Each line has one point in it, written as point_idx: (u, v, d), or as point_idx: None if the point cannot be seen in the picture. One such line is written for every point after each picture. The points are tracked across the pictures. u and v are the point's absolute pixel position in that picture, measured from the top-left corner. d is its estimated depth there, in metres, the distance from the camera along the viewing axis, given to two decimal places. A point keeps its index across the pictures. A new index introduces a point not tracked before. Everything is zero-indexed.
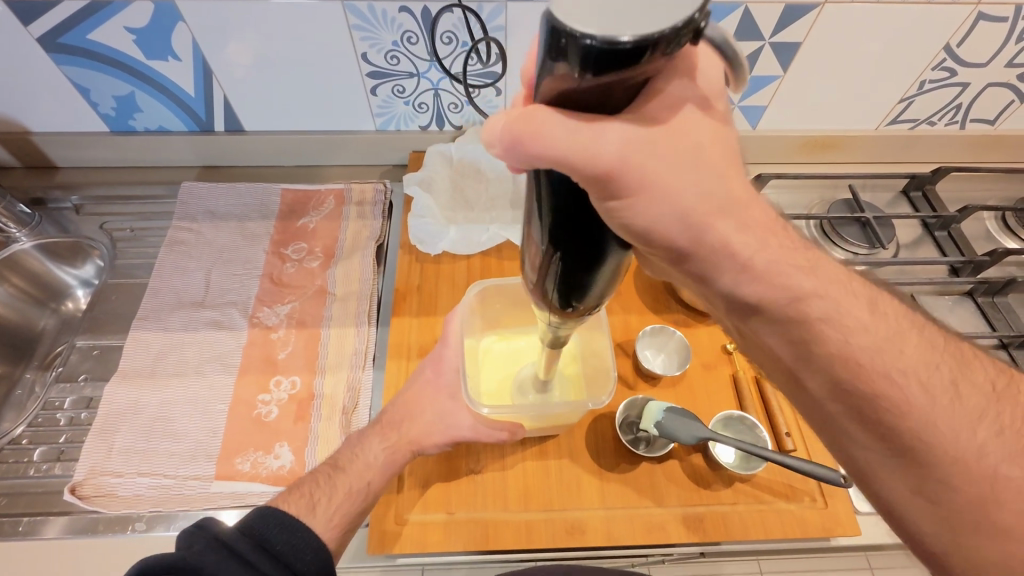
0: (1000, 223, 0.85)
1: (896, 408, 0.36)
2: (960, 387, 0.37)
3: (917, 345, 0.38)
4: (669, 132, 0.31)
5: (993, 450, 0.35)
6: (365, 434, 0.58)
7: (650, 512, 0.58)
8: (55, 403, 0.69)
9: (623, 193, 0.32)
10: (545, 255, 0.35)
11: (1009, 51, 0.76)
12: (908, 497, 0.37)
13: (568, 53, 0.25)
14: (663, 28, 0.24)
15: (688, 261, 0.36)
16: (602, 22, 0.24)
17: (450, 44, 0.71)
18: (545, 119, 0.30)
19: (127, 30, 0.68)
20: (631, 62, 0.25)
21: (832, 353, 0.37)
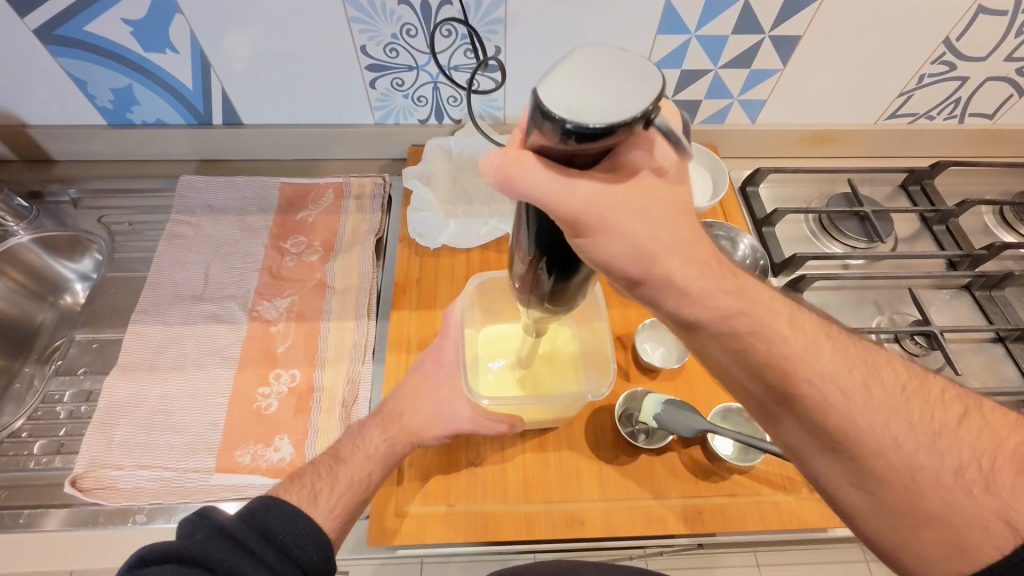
0: (997, 217, 0.86)
1: (815, 408, 0.37)
2: (871, 382, 0.37)
3: (825, 345, 0.38)
4: (634, 190, 0.34)
5: (909, 440, 0.35)
6: (366, 425, 0.58)
7: (649, 504, 0.58)
8: (55, 396, 0.69)
9: (589, 235, 0.34)
10: (531, 263, 0.39)
11: (1008, 45, 0.76)
12: (845, 493, 0.37)
13: (549, 127, 0.29)
14: (628, 116, 0.27)
15: (638, 289, 0.37)
16: (579, 106, 0.28)
17: (449, 38, 0.71)
18: (532, 168, 0.32)
19: (124, 22, 0.68)
20: (601, 140, 0.29)
21: (769, 364, 0.37)
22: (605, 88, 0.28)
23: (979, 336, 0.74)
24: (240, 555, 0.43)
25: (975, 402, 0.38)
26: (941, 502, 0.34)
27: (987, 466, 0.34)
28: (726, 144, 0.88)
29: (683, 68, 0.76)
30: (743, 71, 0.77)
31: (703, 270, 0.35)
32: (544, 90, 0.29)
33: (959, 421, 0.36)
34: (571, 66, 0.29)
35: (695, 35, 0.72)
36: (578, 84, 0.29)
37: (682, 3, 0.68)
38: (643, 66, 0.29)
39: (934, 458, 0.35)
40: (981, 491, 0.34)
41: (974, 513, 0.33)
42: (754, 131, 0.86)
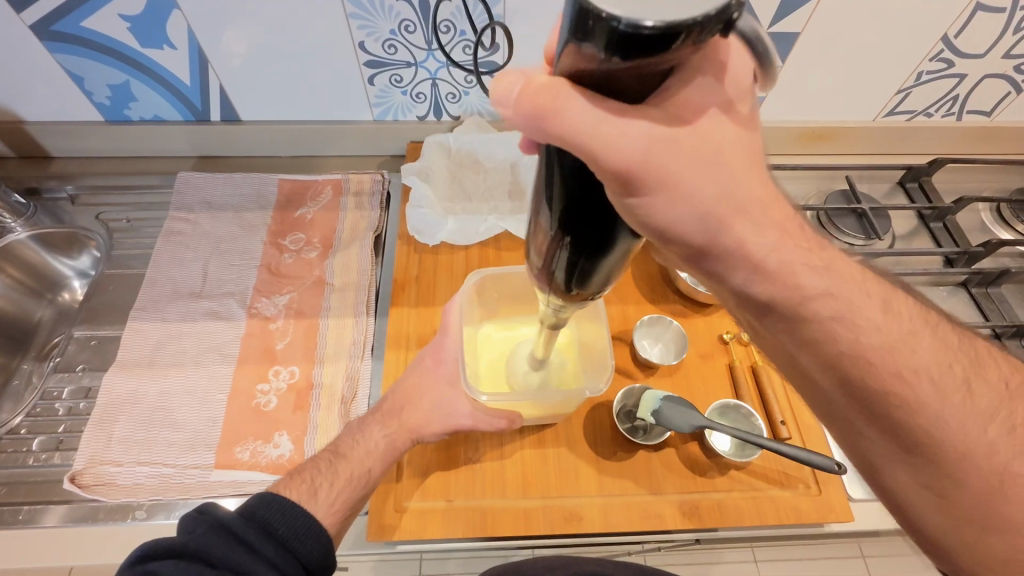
0: (994, 214, 0.86)
1: (910, 407, 0.37)
2: (971, 383, 0.38)
3: (928, 341, 0.38)
4: (690, 129, 0.32)
5: (1004, 447, 0.36)
6: (365, 422, 0.58)
7: (646, 499, 0.59)
8: (53, 393, 0.69)
9: (642, 184, 0.32)
10: (553, 241, 0.36)
11: (1006, 42, 0.76)
12: (917, 489, 0.38)
13: (596, 34, 0.25)
14: (695, 14, 0.23)
15: (702, 259, 0.37)
16: (633, 3, 0.24)
17: (448, 33, 0.71)
18: (569, 98, 0.29)
19: (121, 18, 0.68)
20: (657, 50, 0.25)
21: (845, 349, 0.37)
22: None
23: (976, 333, 0.74)
24: (241, 550, 0.44)
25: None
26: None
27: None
28: None
29: None
30: None
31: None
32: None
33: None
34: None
35: None
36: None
37: None
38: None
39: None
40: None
41: None
42: None
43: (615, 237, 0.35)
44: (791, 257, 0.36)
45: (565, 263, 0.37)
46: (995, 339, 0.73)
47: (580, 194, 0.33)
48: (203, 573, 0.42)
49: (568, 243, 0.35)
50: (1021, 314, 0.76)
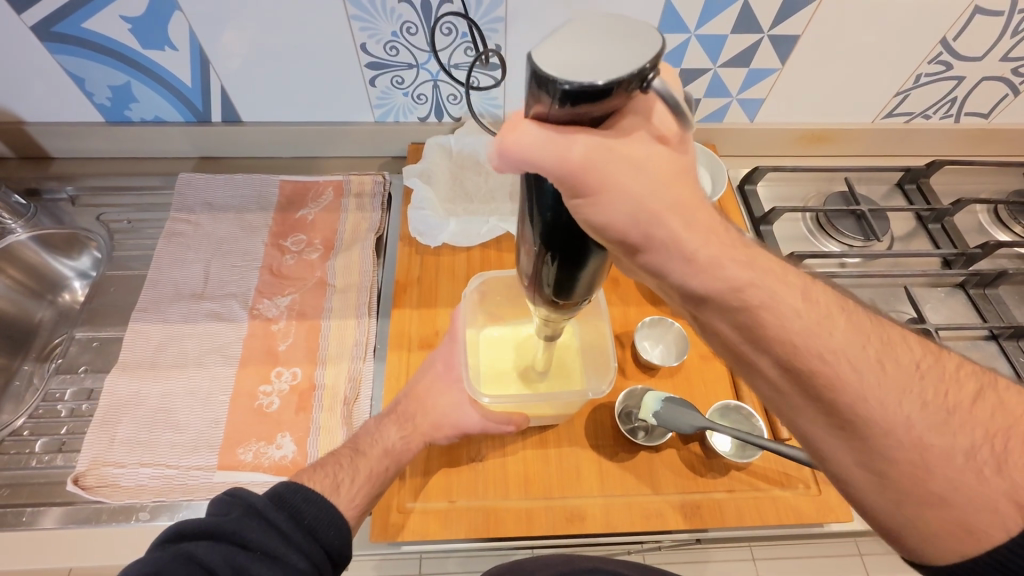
0: (992, 215, 0.87)
1: (827, 386, 0.35)
2: (886, 360, 0.36)
3: (840, 320, 0.37)
4: (632, 145, 0.34)
5: (923, 422, 0.34)
6: (382, 421, 0.59)
7: (647, 499, 0.59)
8: (55, 394, 0.69)
9: (585, 191, 0.34)
10: (535, 253, 0.40)
11: (1004, 45, 0.76)
12: (854, 473, 0.36)
13: (547, 92, 0.30)
14: (626, 72, 0.28)
15: (639, 256, 0.37)
16: (573, 68, 0.29)
17: (450, 36, 0.71)
18: (524, 128, 0.33)
19: (122, 19, 0.68)
20: (599, 100, 0.30)
21: (802, 358, 0.36)
22: (598, 50, 0.29)
23: (974, 333, 0.75)
24: (273, 534, 0.46)
25: (989, 379, 0.37)
26: (950, 483, 0.33)
27: (998, 447, 0.34)
28: (724, 143, 0.88)
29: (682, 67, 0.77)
30: (741, 70, 0.78)
31: (713, 271, 0.36)
32: (539, 57, 0.30)
33: (973, 400, 0.35)
34: (565, 35, 0.31)
35: (695, 34, 0.72)
36: (572, 50, 0.30)
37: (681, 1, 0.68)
38: (635, 28, 0.30)
39: (947, 437, 0.34)
40: (993, 472, 0.33)
41: (982, 493, 0.33)
42: (752, 130, 0.86)
43: (592, 252, 0.38)
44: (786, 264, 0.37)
45: (549, 275, 0.40)
46: (992, 341, 0.74)
47: (559, 214, 0.36)
48: (239, 555, 0.43)
49: (549, 256, 0.39)
50: (1017, 315, 0.77)
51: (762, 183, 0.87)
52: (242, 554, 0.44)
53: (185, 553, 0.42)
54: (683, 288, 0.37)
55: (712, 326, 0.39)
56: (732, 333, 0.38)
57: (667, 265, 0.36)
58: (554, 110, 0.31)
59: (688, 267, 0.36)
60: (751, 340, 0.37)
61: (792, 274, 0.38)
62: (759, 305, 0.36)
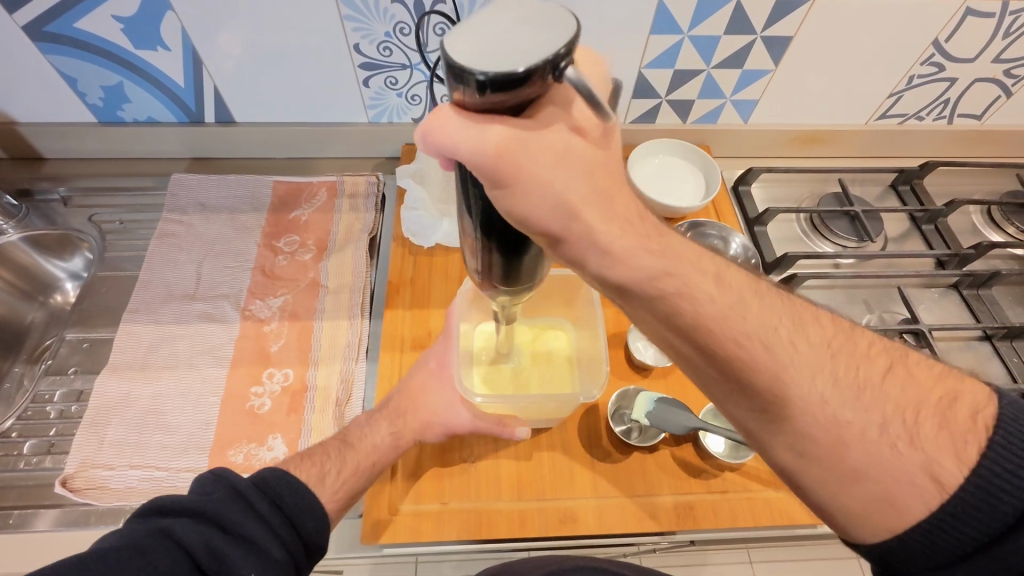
0: (985, 217, 0.87)
1: (745, 368, 0.35)
2: (797, 339, 0.36)
3: (753, 301, 0.37)
4: (551, 136, 0.34)
5: (835, 398, 0.34)
6: (373, 417, 0.58)
7: (641, 501, 0.59)
8: (45, 396, 0.69)
9: (505, 182, 0.34)
10: (477, 250, 0.40)
11: (996, 46, 0.77)
12: (780, 456, 0.36)
13: (462, 81, 0.29)
14: (540, 60, 0.28)
15: (559, 247, 0.37)
16: (487, 59, 0.29)
17: (443, 36, 0.71)
18: (445, 117, 0.33)
19: (115, 19, 0.68)
20: (514, 90, 0.29)
21: (718, 341, 0.36)
22: (513, 39, 0.29)
23: (968, 334, 0.75)
24: (256, 520, 0.45)
25: (900, 354, 0.37)
26: (868, 459, 0.33)
27: (911, 420, 0.34)
28: (719, 144, 0.88)
29: (674, 67, 0.77)
30: (734, 71, 0.78)
31: (630, 263, 0.36)
32: (453, 48, 0.29)
33: (884, 374, 0.35)
34: (482, 25, 0.30)
35: (687, 34, 0.73)
36: (486, 40, 0.29)
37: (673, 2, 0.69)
38: (548, 16, 0.30)
39: (860, 413, 0.34)
40: (906, 445, 0.33)
41: (897, 466, 0.33)
42: (747, 131, 0.86)
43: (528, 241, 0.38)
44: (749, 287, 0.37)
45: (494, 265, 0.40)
46: (985, 341, 0.74)
47: (488, 207, 0.36)
48: (218, 538, 0.42)
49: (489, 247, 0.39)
50: (1011, 316, 0.77)
51: (755, 184, 0.87)
52: (221, 537, 0.42)
53: (164, 529, 0.41)
54: (602, 279, 0.37)
55: (637, 315, 0.39)
56: (655, 321, 0.38)
57: (584, 254, 0.36)
58: (471, 100, 0.31)
59: (603, 258, 0.36)
60: (673, 327, 0.37)
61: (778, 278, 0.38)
62: (675, 294, 0.36)
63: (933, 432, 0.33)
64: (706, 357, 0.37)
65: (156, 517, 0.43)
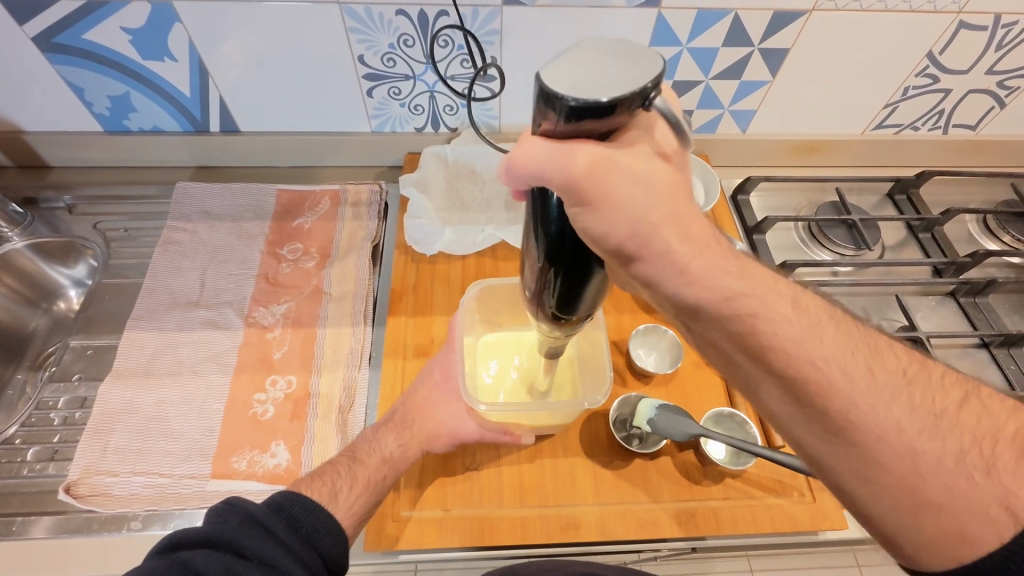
0: (981, 225, 0.88)
1: (821, 391, 0.35)
2: (874, 365, 0.36)
3: (829, 327, 0.37)
4: (634, 156, 0.35)
5: (912, 425, 0.34)
6: (378, 429, 0.59)
7: (643, 508, 0.59)
8: (49, 402, 0.69)
9: (588, 201, 0.35)
10: (539, 271, 0.40)
11: (988, 59, 0.78)
12: (850, 480, 0.36)
13: (555, 108, 0.31)
14: (630, 90, 0.30)
15: (634, 266, 0.37)
16: (580, 86, 0.30)
17: (447, 48, 0.72)
18: (532, 144, 0.34)
19: (123, 30, 0.69)
20: (607, 115, 0.30)
21: (792, 363, 0.36)
22: (605, 70, 0.30)
23: (965, 342, 0.75)
24: (271, 542, 0.45)
25: (973, 386, 0.37)
26: (943, 489, 0.33)
27: (987, 451, 0.34)
28: (718, 153, 0.89)
29: (674, 79, 0.78)
30: (733, 82, 0.79)
31: (707, 284, 0.36)
32: (547, 74, 0.30)
33: (960, 405, 0.35)
34: (573, 55, 0.31)
35: (687, 47, 0.74)
36: (580, 68, 0.31)
37: (673, 15, 0.70)
38: (639, 50, 0.31)
39: (937, 442, 0.34)
40: (982, 476, 0.33)
41: (974, 499, 0.32)
42: (745, 141, 0.88)
43: (595, 266, 0.39)
44: (775, 299, 0.37)
45: (554, 290, 0.40)
46: (983, 349, 0.75)
47: (558, 225, 0.37)
48: (236, 563, 0.43)
49: (553, 272, 0.39)
50: (1007, 323, 0.78)
51: (753, 195, 0.88)
52: (239, 562, 0.43)
53: (183, 563, 0.41)
54: (678, 300, 0.37)
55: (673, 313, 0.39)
56: (719, 337, 0.38)
57: (659, 274, 0.37)
58: (560, 126, 0.32)
59: (679, 278, 0.36)
60: (733, 339, 0.37)
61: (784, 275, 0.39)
62: (752, 314, 0.36)
63: (1009, 464, 0.33)
64: (778, 379, 0.37)
65: (176, 551, 0.43)
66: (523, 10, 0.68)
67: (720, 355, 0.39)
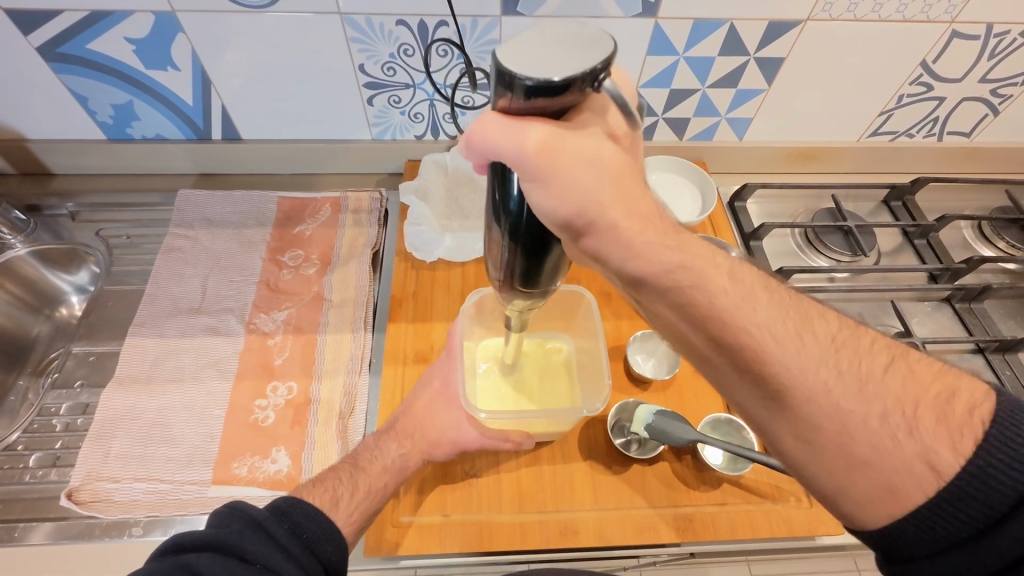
0: (976, 231, 0.88)
1: (761, 363, 0.36)
2: (803, 333, 0.37)
3: (762, 297, 0.38)
4: (586, 137, 0.35)
5: (840, 388, 0.35)
6: (380, 438, 0.59)
7: (641, 513, 0.59)
8: (51, 409, 0.69)
9: (540, 179, 0.35)
10: (501, 250, 0.41)
11: (981, 67, 0.79)
12: (786, 442, 0.37)
13: (510, 87, 0.32)
14: (581, 70, 0.30)
15: (583, 240, 0.38)
16: (534, 66, 0.31)
17: (446, 57, 0.73)
18: (488, 121, 0.35)
19: (127, 41, 0.69)
20: (560, 95, 0.31)
21: (728, 332, 0.37)
22: (560, 51, 0.31)
23: (960, 347, 0.76)
24: (274, 547, 0.46)
25: (901, 351, 0.38)
26: (870, 447, 0.34)
27: (909, 411, 0.35)
28: (714, 160, 0.90)
29: (670, 86, 0.79)
30: (729, 90, 0.80)
31: (650, 259, 0.37)
32: (503, 54, 0.31)
33: (885, 368, 0.36)
34: (530, 35, 0.32)
35: (683, 56, 0.75)
36: (535, 49, 0.31)
37: (669, 24, 0.71)
38: (594, 32, 0.32)
39: (862, 403, 0.35)
40: (906, 435, 0.34)
41: (897, 456, 0.34)
42: (740, 148, 0.89)
43: (554, 245, 0.39)
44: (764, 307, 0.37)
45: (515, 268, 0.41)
46: (979, 354, 0.75)
47: (518, 204, 0.38)
48: (239, 567, 0.43)
49: (513, 248, 0.39)
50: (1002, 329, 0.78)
51: (750, 201, 0.89)
52: (242, 566, 0.43)
53: (186, 565, 0.42)
54: (621, 272, 0.39)
55: (652, 309, 0.40)
56: (698, 339, 0.39)
57: (606, 248, 0.38)
58: (517, 104, 0.33)
59: (624, 253, 0.38)
60: (713, 340, 0.38)
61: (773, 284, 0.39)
62: (689, 285, 0.38)
63: (931, 425, 0.34)
64: (717, 348, 0.38)
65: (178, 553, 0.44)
66: (521, 19, 0.69)
67: (670, 330, 0.41)
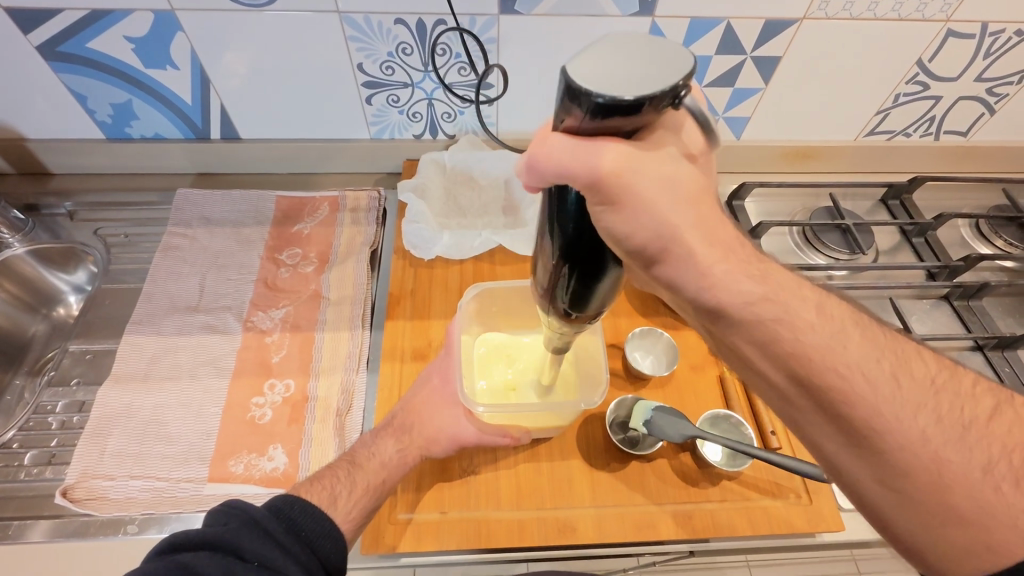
0: (973, 230, 0.89)
1: (843, 400, 0.35)
2: (900, 374, 0.36)
3: (854, 334, 0.37)
4: (661, 158, 0.34)
5: (937, 434, 0.34)
6: (377, 435, 0.59)
7: (640, 511, 0.59)
8: (47, 407, 0.69)
9: (612, 201, 0.34)
10: (555, 269, 0.39)
11: (976, 66, 0.79)
12: (870, 487, 0.36)
13: (580, 104, 0.30)
14: (661, 88, 0.29)
15: (656, 267, 0.37)
16: (606, 83, 0.29)
17: (445, 56, 0.73)
18: (554, 141, 0.33)
19: (126, 39, 0.70)
20: (632, 114, 0.30)
21: (812, 368, 0.36)
22: (634, 67, 0.29)
23: (959, 344, 0.76)
24: (271, 545, 0.45)
25: (1005, 397, 0.36)
26: (968, 499, 0.33)
27: (1016, 463, 0.33)
28: None
29: None
30: (727, 89, 0.80)
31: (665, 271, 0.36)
32: (572, 70, 0.30)
33: (989, 416, 0.35)
34: (598, 50, 0.30)
35: None
36: (608, 65, 0.30)
37: (667, 23, 0.71)
38: (670, 47, 0.30)
39: (963, 453, 0.33)
40: (1011, 487, 0.32)
41: (1000, 510, 0.32)
42: (739, 146, 0.89)
43: (611, 265, 0.38)
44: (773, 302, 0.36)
45: (563, 298, 0.41)
46: (977, 351, 0.75)
47: (579, 224, 0.37)
48: (236, 565, 0.43)
49: (570, 274, 0.39)
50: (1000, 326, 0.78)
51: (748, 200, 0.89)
52: (239, 565, 0.43)
53: (182, 564, 0.42)
54: (696, 301, 0.37)
55: (725, 338, 0.39)
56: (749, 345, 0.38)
57: (680, 273, 0.36)
58: (586, 123, 0.31)
59: (701, 280, 0.36)
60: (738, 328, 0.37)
61: (780, 277, 0.38)
62: (738, 298, 0.36)
63: None
64: (799, 385, 0.37)
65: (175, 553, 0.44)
66: (519, 19, 0.69)
67: None
